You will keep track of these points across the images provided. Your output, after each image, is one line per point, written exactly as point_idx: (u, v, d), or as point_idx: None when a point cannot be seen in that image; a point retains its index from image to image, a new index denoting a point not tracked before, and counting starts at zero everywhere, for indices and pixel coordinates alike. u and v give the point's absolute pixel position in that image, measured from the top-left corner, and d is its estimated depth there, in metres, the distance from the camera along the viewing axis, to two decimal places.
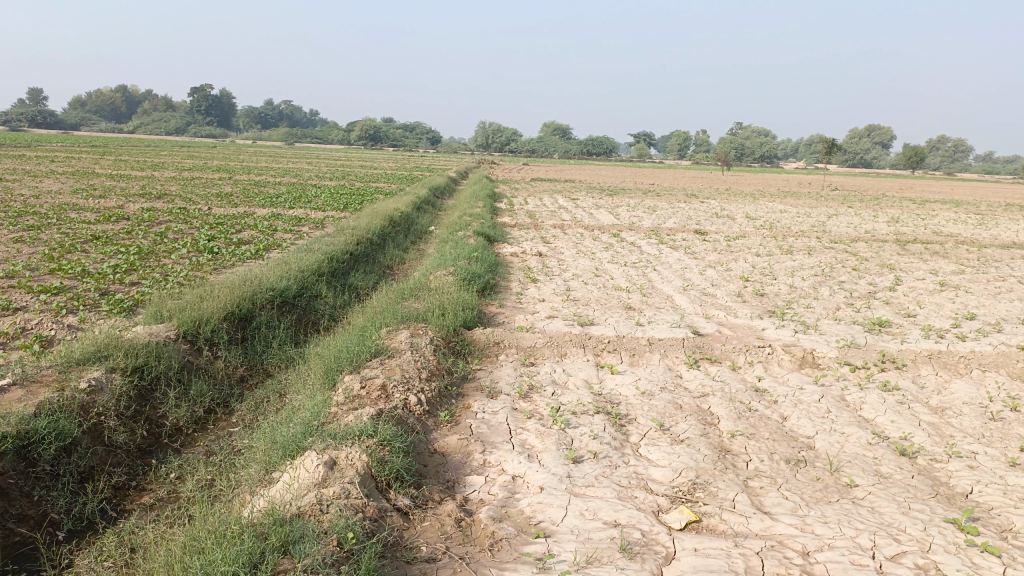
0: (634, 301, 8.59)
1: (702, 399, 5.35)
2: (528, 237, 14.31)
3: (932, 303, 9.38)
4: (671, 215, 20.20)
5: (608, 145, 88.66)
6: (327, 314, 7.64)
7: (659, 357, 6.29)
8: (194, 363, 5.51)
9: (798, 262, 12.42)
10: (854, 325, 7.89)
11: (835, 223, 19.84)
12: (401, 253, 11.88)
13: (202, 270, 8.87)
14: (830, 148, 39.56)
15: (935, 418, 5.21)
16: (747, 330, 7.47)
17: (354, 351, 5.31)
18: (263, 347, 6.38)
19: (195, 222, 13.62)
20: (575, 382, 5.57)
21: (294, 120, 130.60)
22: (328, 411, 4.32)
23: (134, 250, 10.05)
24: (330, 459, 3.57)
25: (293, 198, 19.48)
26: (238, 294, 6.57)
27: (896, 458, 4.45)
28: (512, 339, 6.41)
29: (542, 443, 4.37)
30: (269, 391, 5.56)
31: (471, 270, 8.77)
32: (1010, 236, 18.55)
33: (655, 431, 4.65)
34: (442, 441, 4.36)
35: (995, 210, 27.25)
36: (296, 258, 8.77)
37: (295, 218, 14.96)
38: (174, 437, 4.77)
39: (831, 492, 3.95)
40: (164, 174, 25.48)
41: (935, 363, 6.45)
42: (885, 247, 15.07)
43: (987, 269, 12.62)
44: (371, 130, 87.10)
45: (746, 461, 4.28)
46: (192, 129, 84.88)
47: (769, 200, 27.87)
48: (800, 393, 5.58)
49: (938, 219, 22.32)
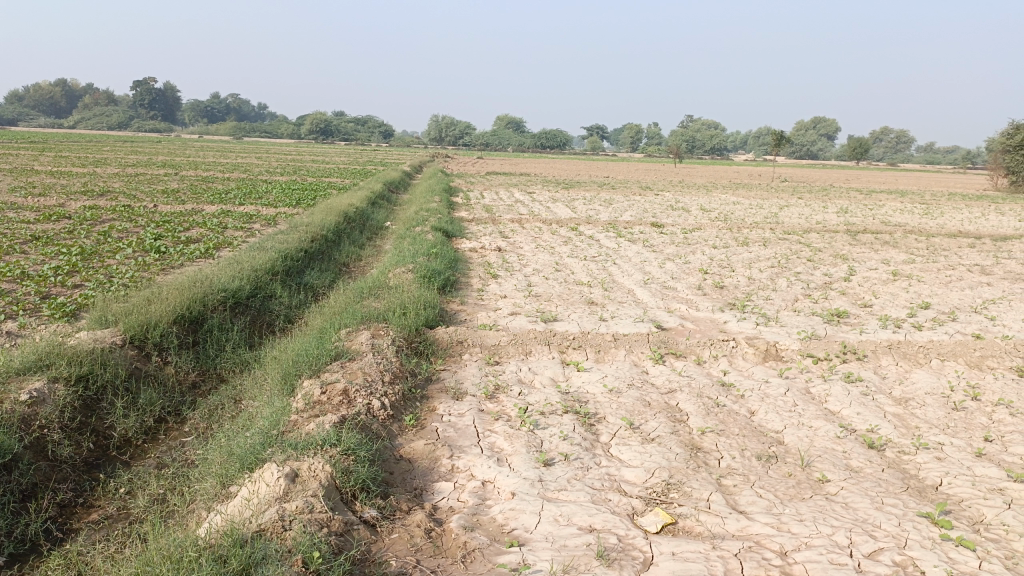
0: (596, 296, 8.51)
1: (669, 395, 5.28)
2: (486, 232, 14.16)
3: (888, 293, 9.51)
4: (627, 208, 20.24)
5: (561, 139, 88.84)
6: (282, 315, 7.39)
7: (624, 354, 6.22)
8: (142, 370, 5.25)
9: (755, 254, 12.50)
10: (813, 316, 7.93)
11: (788, 214, 20.11)
12: (358, 249, 11.64)
13: (149, 271, 8.53)
14: (779, 139, 40.13)
15: (899, 409, 5.23)
16: (709, 323, 7.45)
17: (312, 355, 5.12)
18: (216, 351, 6.13)
19: (140, 220, 13.15)
20: (541, 381, 5.46)
21: (241, 113, 127.92)
22: (288, 418, 4.13)
23: (76, 250, 9.63)
24: (291, 470, 3.39)
25: (243, 194, 19.00)
26: (188, 296, 6.31)
27: (865, 452, 4.45)
28: (475, 338, 6.28)
29: (511, 446, 4.25)
30: (223, 397, 5.33)
31: (430, 267, 8.60)
32: (956, 225, 19.01)
33: (625, 430, 4.57)
34: (408, 447, 4.21)
35: (939, 200, 27.93)
36: (248, 257, 8.48)
37: (246, 215, 14.56)
38: (123, 449, 4.53)
39: (804, 488, 3.90)
40: (106, 171, 24.59)
41: (894, 353, 6.50)
42: (837, 237, 15.29)
43: (937, 258, 12.88)
44: (322, 125, 85.86)
45: (718, 459, 4.22)
46: (135, 123, 82.52)
47: (721, 192, 28.18)
48: (766, 387, 5.56)
49: (886, 209, 22.81)
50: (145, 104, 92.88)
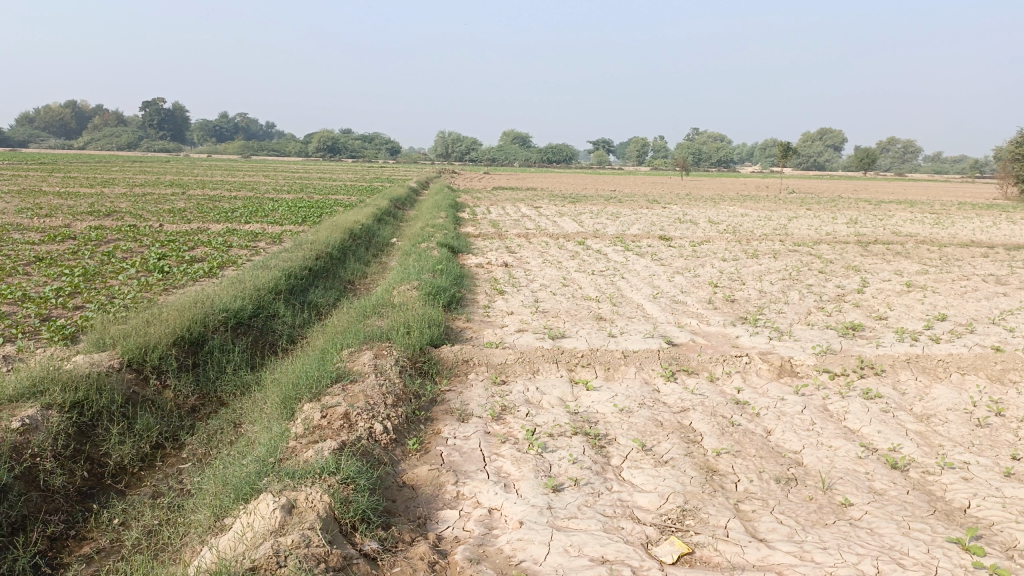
0: (605, 311, 8.36)
1: (682, 414, 5.11)
2: (492, 247, 14.02)
3: (902, 305, 9.32)
4: (635, 221, 20.10)
5: (567, 153, 88.89)
6: (285, 335, 7.25)
7: (635, 371, 6.05)
8: (140, 394, 5.12)
9: (764, 266, 12.34)
10: (827, 330, 7.74)
11: (797, 226, 19.94)
12: (363, 266, 11.53)
13: (151, 291, 8.43)
14: (785, 150, 40.01)
15: (921, 427, 5.04)
16: (721, 338, 7.27)
17: (313, 377, 4.97)
18: (217, 373, 5.99)
19: (145, 240, 13.08)
20: (549, 401, 5.30)
21: (248, 132, 128.73)
22: (286, 445, 3.98)
23: (79, 271, 9.55)
24: (288, 501, 3.24)
25: (249, 212, 18.96)
26: (188, 317, 6.18)
27: (888, 473, 4.26)
28: (481, 356, 6.12)
29: (518, 471, 4.09)
30: (223, 421, 5.19)
31: (436, 284, 8.47)
32: (967, 234, 18.80)
33: (637, 453, 4.40)
34: (411, 473, 4.06)
35: (949, 209, 27.74)
36: (251, 276, 8.37)
37: (251, 234, 14.48)
38: (118, 477, 4.38)
39: (826, 513, 3.72)
40: (114, 191, 24.66)
41: (913, 367, 6.31)
42: (848, 248, 15.11)
43: (951, 268, 12.68)
44: (329, 142, 86.21)
45: (735, 482, 4.05)
46: (143, 143, 83.07)
47: (729, 204, 28.02)
48: (783, 404, 5.39)
49: (896, 219, 22.60)
50: (154, 125, 93.63)
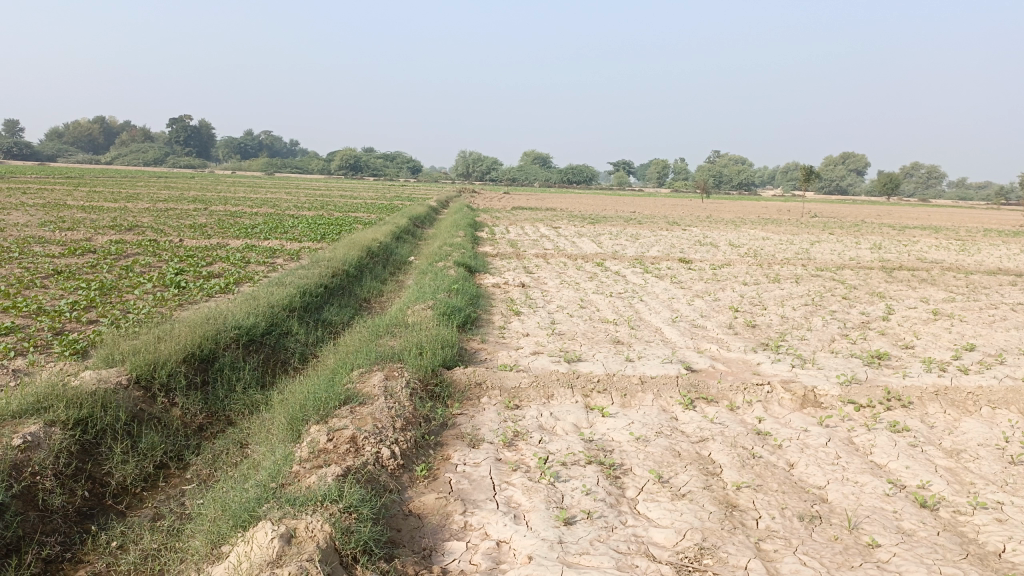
0: (622, 335, 8.20)
1: (701, 444, 4.94)
2: (510, 267, 13.92)
3: (929, 333, 9.07)
4: (655, 243, 19.93)
5: (588, 174, 88.96)
6: (297, 353, 7.17)
7: (652, 398, 5.88)
8: (146, 412, 5.02)
9: (786, 291, 12.12)
10: (852, 358, 7.53)
11: (819, 250, 19.67)
12: (379, 284, 11.47)
13: (165, 307, 8.39)
14: (807, 175, 39.73)
15: (952, 463, 4.83)
16: (742, 365, 7.08)
17: (321, 399, 4.86)
18: (226, 391, 5.89)
19: (163, 255, 13.10)
20: (563, 427, 5.14)
21: (272, 149, 130.35)
22: (289, 469, 3.86)
23: (96, 285, 9.54)
24: (287, 530, 3.11)
25: (268, 228, 19.03)
26: (199, 334, 6.10)
27: (917, 511, 4.06)
28: (494, 379, 5.99)
29: (529, 502, 3.93)
30: (229, 441, 5.08)
31: (450, 304, 8.35)
32: (994, 262, 18.46)
33: (653, 485, 4.23)
34: (418, 501, 3.91)
35: (975, 236, 27.33)
36: (265, 292, 8.31)
37: (270, 250, 14.48)
38: (119, 498, 4.27)
39: (852, 555, 3.53)
40: (137, 205, 24.86)
41: (942, 399, 6.09)
42: (872, 274, 14.85)
43: (979, 296, 12.39)
44: (351, 160, 86.87)
45: (755, 519, 3.86)
46: (169, 159, 84.18)
47: (750, 227, 27.78)
48: (805, 436, 5.19)
49: (920, 245, 22.27)
50: (180, 141, 94.99)
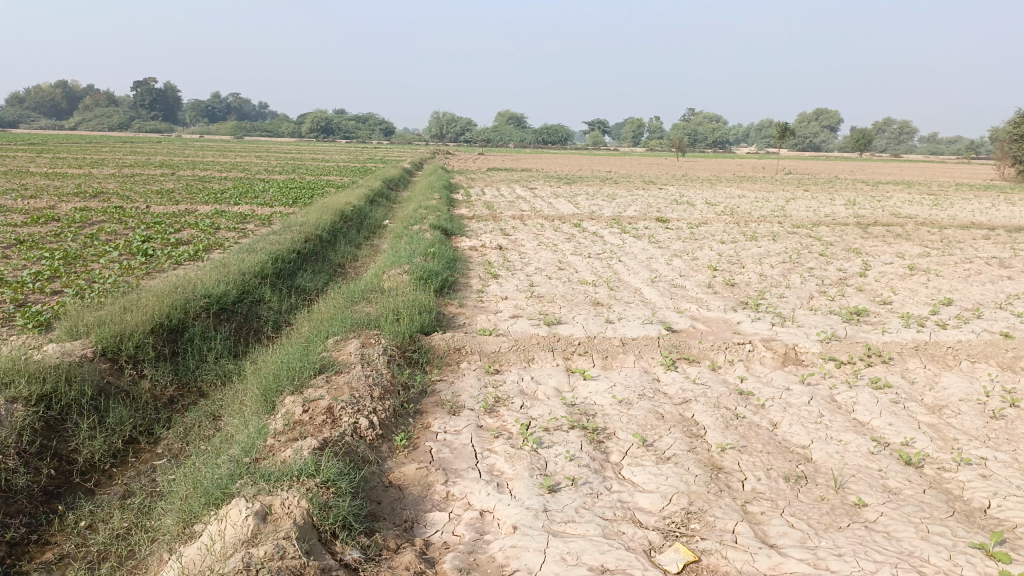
0: (602, 296, 8.11)
1: (684, 406, 4.88)
2: (486, 229, 13.74)
3: (906, 289, 9.07)
4: (631, 203, 19.80)
5: (563, 133, 88.24)
6: (270, 321, 7.00)
7: (633, 360, 5.81)
8: (113, 385, 4.85)
9: (763, 249, 12.09)
10: (831, 315, 7.50)
11: (795, 207, 19.64)
12: (353, 249, 11.26)
13: (132, 276, 8.14)
14: (782, 131, 39.65)
15: (934, 419, 4.81)
16: (722, 324, 7.03)
17: (295, 369, 4.72)
18: (197, 361, 5.72)
19: (131, 222, 12.75)
20: (544, 392, 5.05)
21: (241, 111, 127.81)
22: (263, 443, 3.74)
23: (60, 254, 9.24)
24: (262, 507, 2.99)
25: (239, 193, 18.62)
26: (168, 303, 5.91)
27: (902, 470, 4.03)
28: (474, 345, 5.88)
29: (512, 469, 3.85)
30: (202, 414, 4.94)
31: (427, 268, 8.20)
32: (966, 216, 18.59)
33: (638, 449, 4.16)
34: (398, 472, 3.81)
35: (947, 190, 27.53)
36: (236, 259, 8.09)
37: (240, 215, 14.16)
38: (88, 475, 4.12)
39: (840, 515, 3.49)
40: (102, 172, 24.19)
41: (922, 355, 6.08)
42: (848, 230, 14.88)
43: (953, 250, 12.45)
44: (322, 122, 85.27)
45: (741, 481, 3.81)
46: (134, 123, 82.11)
47: (726, 185, 27.72)
48: (788, 395, 5.15)
49: (894, 200, 22.38)
50: (145, 105, 92.62)
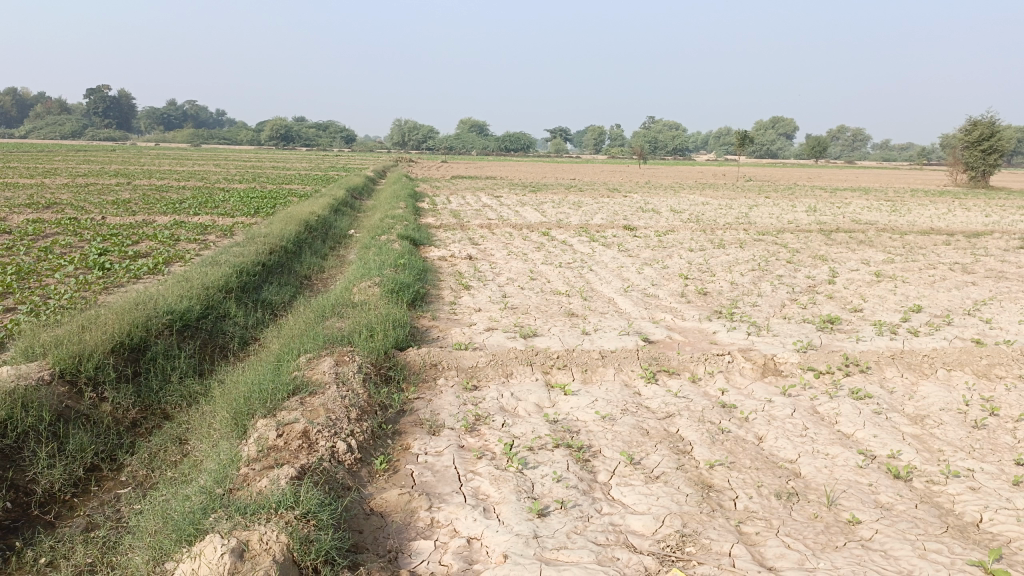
0: (576, 306, 8.02)
1: (669, 421, 4.78)
2: (455, 238, 13.58)
3: (875, 296, 9.15)
4: (597, 211, 19.81)
5: (525, 141, 88.48)
6: (237, 337, 6.77)
7: (613, 373, 5.71)
8: (73, 409, 4.60)
9: (732, 256, 12.12)
10: (805, 324, 7.49)
11: (758, 214, 19.86)
12: (320, 260, 11.02)
13: (90, 291, 7.81)
14: (740, 139, 40.27)
15: (918, 430, 4.79)
16: (698, 334, 6.97)
17: (267, 390, 4.52)
18: (161, 381, 5.48)
19: (86, 234, 12.31)
20: (526, 409, 4.92)
21: (197, 119, 125.68)
22: (237, 472, 3.54)
23: (12, 268, 8.84)
24: (239, 544, 2.82)
25: (198, 203, 18.19)
26: (129, 321, 5.65)
27: (892, 484, 3.99)
28: (450, 359, 5.73)
29: (498, 493, 3.71)
30: (167, 438, 4.71)
31: (398, 280, 8.02)
32: (925, 221, 18.98)
33: (625, 467, 4.05)
34: (379, 498, 3.65)
35: (904, 197, 28.06)
36: (199, 272, 7.82)
37: (201, 226, 13.79)
38: (47, 507, 3.87)
39: (836, 534, 3.42)
40: (55, 181, 23.49)
41: (899, 363, 6.09)
42: (812, 237, 15.04)
43: (916, 257, 12.64)
44: (282, 129, 84.12)
45: (733, 499, 3.72)
46: (87, 131, 80.06)
47: (690, 192, 27.97)
48: (771, 407, 5.09)
49: (853, 207, 22.77)
50: (98, 112, 90.45)
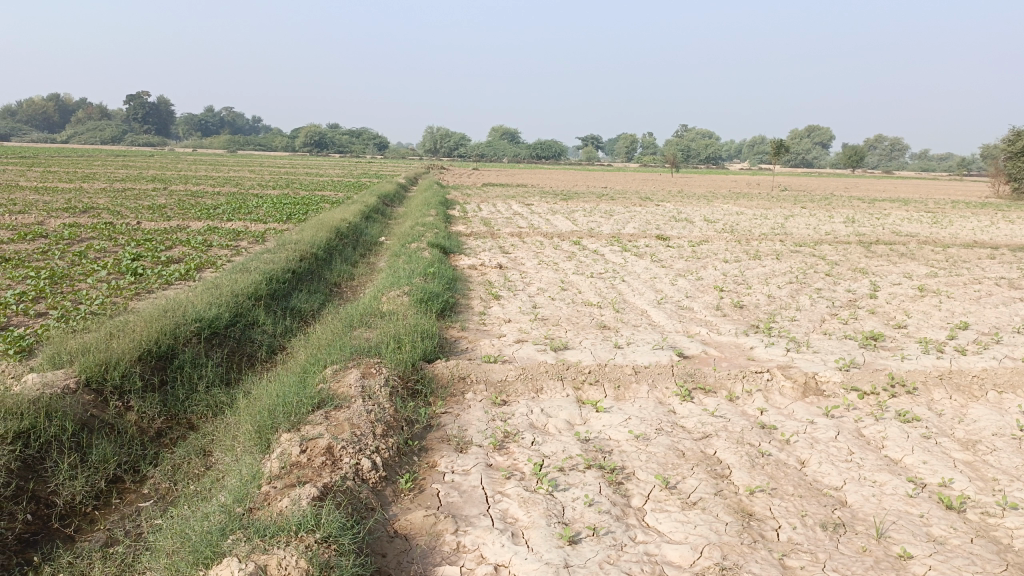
0: (608, 319, 7.84)
1: (706, 442, 4.59)
2: (486, 247, 13.47)
3: (920, 312, 8.83)
4: (630, 219, 19.60)
5: (556, 149, 88.28)
6: (265, 345, 6.70)
7: (647, 390, 5.52)
8: (98, 419, 4.54)
9: (768, 268, 11.84)
10: (846, 340, 7.23)
11: (795, 225, 19.47)
12: (350, 267, 10.98)
13: (120, 297, 7.81)
14: (776, 148, 39.77)
15: (970, 457, 4.54)
16: (735, 350, 6.75)
17: (291, 404, 4.41)
18: (187, 391, 5.42)
19: (121, 239, 12.41)
20: (556, 426, 4.77)
21: (234, 124, 127.77)
22: (257, 490, 3.44)
23: (46, 272, 8.90)
24: (256, 569, 2.71)
25: (232, 209, 18.32)
26: (156, 328, 5.60)
27: (945, 515, 3.76)
28: (479, 373, 5.58)
29: (527, 516, 3.56)
30: (191, 450, 4.63)
31: (427, 289, 7.90)
32: (968, 234, 18.45)
33: (661, 492, 3.87)
34: (404, 519, 3.52)
35: (947, 208, 27.32)
36: (228, 279, 7.78)
37: (233, 232, 13.83)
38: (67, 520, 3.80)
39: (886, 570, 3.20)
40: (94, 186, 23.86)
41: (947, 384, 5.81)
42: (852, 249, 14.67)
43: (961, 271, 12.24)
44: (316, 136, 85.02)
45: (776, 529, 3.53)
46: (127, 136, 81.56)
47: (724, 202, 27.60)
48: (813, 429, 4.87)
49: (893, 218, 22.25)
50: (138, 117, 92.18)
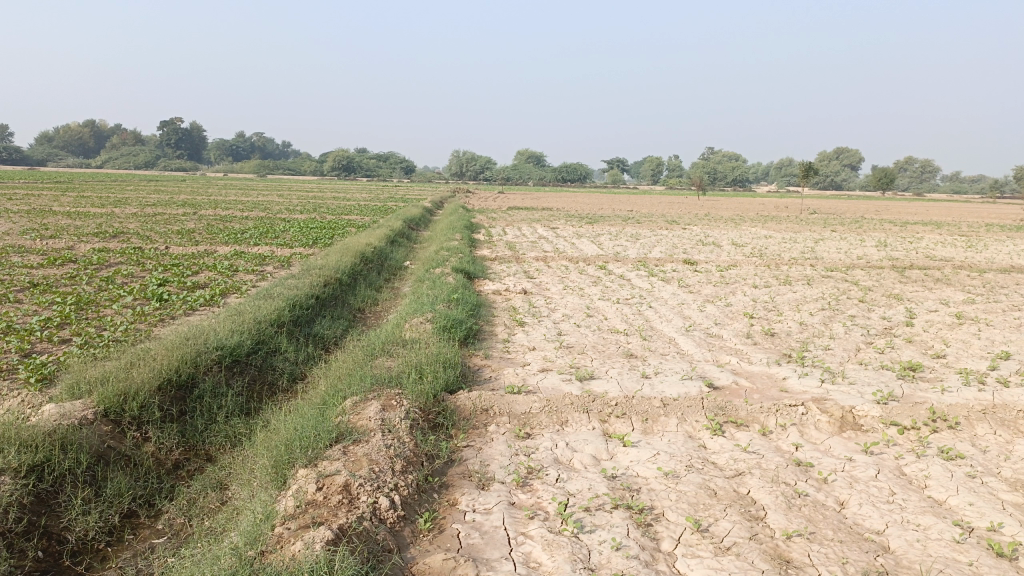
0: (635, 347, 7.67)
1: (738, 480, 4.39)
2: (511, 271, 13.36)
3: (959, 340, 8.53)
4: (656, 243, 19.42)
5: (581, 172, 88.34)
6: (286, 373, 6.62)
7: (676, 424, 5.33)
8: (114, 451, 4.46)
9: (799, 294, 11.57)
10: (883, 371, 6.98)
11: (824, 249, 19.13)
12: (374, 293, 10.92)
13: (144, 324, 7.79)
14: (804, 170, 39.43)
15: (1020, 498, 4.29)
16: (767, 381, 6.53)
17: (309, 437, 4.29)
18: (207, 421, 5.34)
19: (148, 264, 12.48)
20: (582, 462, 4.60)
21: (264, 148, 129.76)
22: (271, 531, 3.32)
23: (73, 298, 8.93)
24: None
25: (259, 233, 18.42)
26: (177, 357, 5.54)
27: (996, 564, 3.53)
28: (502, 405, 5.44)
29: (551, 561, 3.39)
30: (207, 484, 4.53)
31: (451, 316, 7.79)
32: (1005, 258, 18.00)
33: (692, 535, 3.68)
34: (422, 563, 3.37)
35: (982, 232, 26.75)
36: (251, 305, 7.73)
37: (259, 257, 13.85)
38: (79, 557, 3.70)
39: None
40: (125, 211, 24.20)
41: (991, 419, 5.55)
42: (884, 274, 14.35)
43: (999, 297, 11.90)
44: (343, 160, 85.91)
45: None
46: (160, 162, 83.02)
47: (752, 225, 27.29)
48: (852, 467, 4.65)
49: (926, 242, 21.82)
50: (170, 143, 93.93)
